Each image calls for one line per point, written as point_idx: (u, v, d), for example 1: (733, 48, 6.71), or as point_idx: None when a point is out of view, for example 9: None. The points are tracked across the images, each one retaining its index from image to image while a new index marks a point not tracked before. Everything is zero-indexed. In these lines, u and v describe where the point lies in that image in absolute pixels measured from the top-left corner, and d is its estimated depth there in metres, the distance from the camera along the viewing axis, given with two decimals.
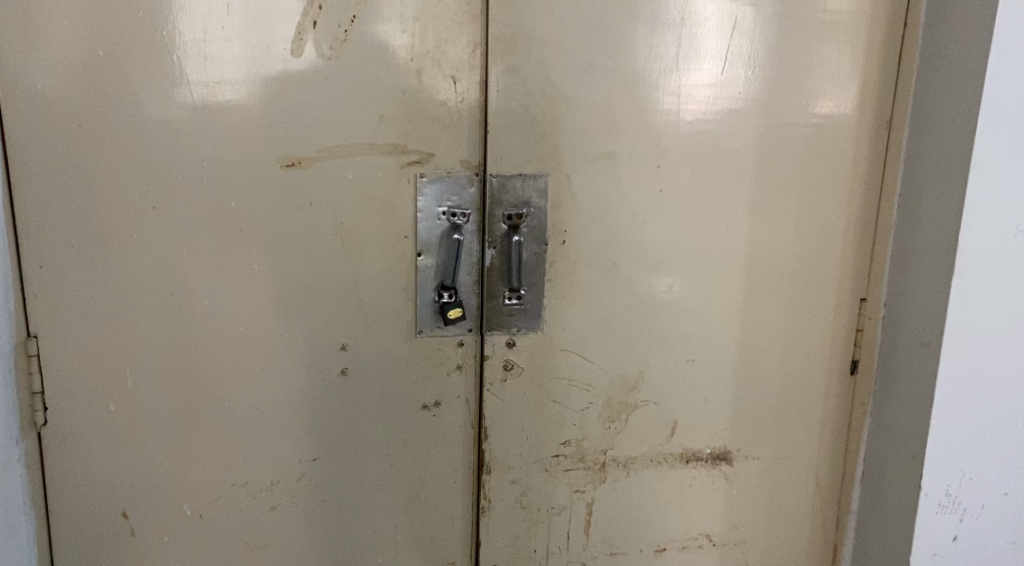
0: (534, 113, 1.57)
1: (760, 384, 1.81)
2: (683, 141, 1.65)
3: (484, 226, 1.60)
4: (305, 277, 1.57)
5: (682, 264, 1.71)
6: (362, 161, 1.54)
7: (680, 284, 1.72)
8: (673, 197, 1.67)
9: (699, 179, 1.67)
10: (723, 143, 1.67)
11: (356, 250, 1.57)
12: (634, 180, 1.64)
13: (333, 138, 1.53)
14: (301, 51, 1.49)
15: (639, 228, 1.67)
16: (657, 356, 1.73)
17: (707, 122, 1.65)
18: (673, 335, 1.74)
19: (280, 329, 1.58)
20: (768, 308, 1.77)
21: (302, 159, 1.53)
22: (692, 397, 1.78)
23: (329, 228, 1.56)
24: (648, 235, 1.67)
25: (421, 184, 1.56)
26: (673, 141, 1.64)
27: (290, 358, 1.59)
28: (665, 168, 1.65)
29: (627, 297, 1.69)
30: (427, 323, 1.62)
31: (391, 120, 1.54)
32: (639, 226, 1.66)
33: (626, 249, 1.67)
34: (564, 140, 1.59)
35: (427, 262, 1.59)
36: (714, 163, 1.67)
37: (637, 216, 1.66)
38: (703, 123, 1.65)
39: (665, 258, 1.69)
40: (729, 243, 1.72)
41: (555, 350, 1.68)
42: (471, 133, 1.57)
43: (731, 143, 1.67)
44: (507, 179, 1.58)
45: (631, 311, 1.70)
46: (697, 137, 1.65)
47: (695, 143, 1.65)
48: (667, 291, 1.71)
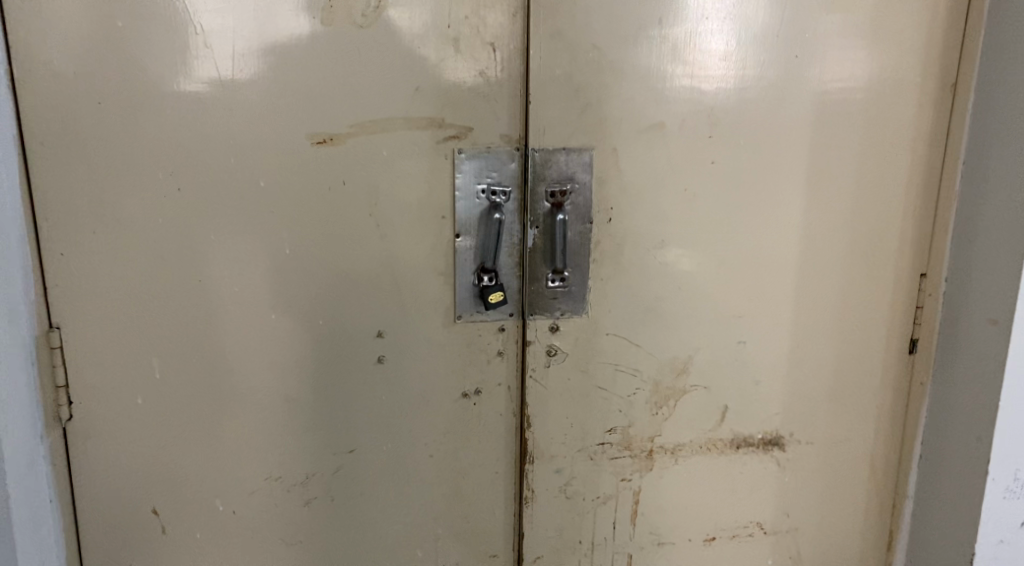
0: (579, 82, 1.47)
1: (815, 366, 1.72)
2: (737, 109, 1.55)
3: (526, 204, 1.51)
4: (339, 260, 1.48)
5: (734, 241, 1.62)
6: (396, 137, 1.45)
7: (732, 262, 1.63)
8: (726, 170, 1.57)
9: (753, 150, 1.57)
10: (778, 112, 1.57)
11: (391, 232, 1.49)
12: (685, 152, 1.54)
13: (366, 113, 1.44)
14: (331, 20, 1.40)
15: (689, 204, 1.57)
16: (707, 338, 1.65)
17: (762, 89, 1.55)
18: (723, 316, 1.65)
19: (313, 315, 1.50)
20: (824, 287, 1.68)
21: (333, 136, 1.44)
22: (743, 380, 1.69)
23: (363, 209, 1.47)
24: (699, 211, 1.58)
25: (459, 161, 1.47)
26: (726, 111, 1.54)
27: (324, 346, 1.51)
28: (717, 138, 1.55)
29: (676, 276, 1.60)
30: (467, 308, 1.54)
31: (427, 93, 1.44)
32: (689, 201, 1.57)
33: (675, 226, 1.58)
34: (610, 111, 1.49)
35: (466, 244, 1.51)
36: (769, 133, 1.57)
37: (687, 191, 1.57)
38: (757, 90, 1.55)
39: (716, 236, 1.60)
40: (783, 218, 1.63)
41: (600, 334, 1.60)
42: (511, 106, 1.47)
43: (786, 111, 1.57)
44: (549, 154, 1.49)
45: (679, 291, 1.62)
46: (750, 106, 1.55)
47: (750, 112, 1.55)
48: (718, 270, 1.62)
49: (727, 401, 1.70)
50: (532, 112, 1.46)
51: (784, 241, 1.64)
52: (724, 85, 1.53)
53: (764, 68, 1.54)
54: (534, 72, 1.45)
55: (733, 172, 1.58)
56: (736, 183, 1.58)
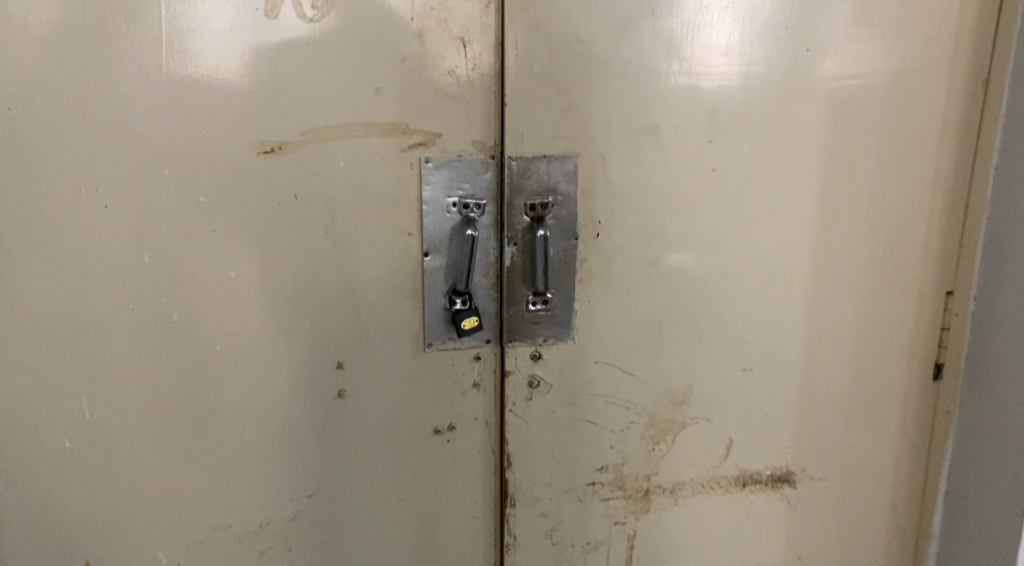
0: (561, 81, 1.30)
1: (830, 394, 1.55)
2: (741, 111, 1.37)
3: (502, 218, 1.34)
4: (291, 284, 1.31)
5: (738, 257, 1.44)
6: (354, 145, 1.28)
7: (736, 281, 1.46)
8: (729, 179, 1.40)
9: (759, 156, 1.40)
10: (787, 113, 1.39)
11: (351, 251, 1.32)
12: (683, 158, 1.37)
13: (319, 118, 1.26)
14: (277, 12, 1.22)
15: (688, 217, 1.40)
16: (709, 365, 1.48)
17: (769, 88, 1.38)
18: (726, 341, 1.48)
19: (264, 346, 1.33)
20: (839, 307, 1.51)
21: (282, 144, 1.26)
22: (748, 410, 1.53)
23: (318, 226, 1.30)
24: (699, 224, 1.41)
25: (426, 171, 1.30)
26: (728, 112, 1.37)
27: (277, 380, 1.35)
28: (719, 143, 1.38)
29: (674, 297, 1.43)
30: (438, 335, 1.37)
31: (388, 94, 1.27)
32: (689, 214, 1.40)
33: (673, 241, 1.41)
34: (597, 113, 1.32)
35: (436, 264, 1.34)
36: (776, 137, 1.40)
37: (686, 202, 1.39)
38: (764, 89, 1.38)
39: (719, 252, 1.43)
40: (793, 231, 1.45)
41: (588, 362, 1.43)
42: (485, 108, 1.30)
43: (796, 112, 1.40)
44: (529, 162, 1.31)
45: (677, 314, 1.45)
46: (756, 106, 1.38)
47: (756, 113, 1.38)
48: (720, 290, 1.45)
49: (731, 433, 1.53)
50: (508, 115, 1.29)
51: (794, 257, 1.47)
52: (726, 84, 1.36)
53: (771, 63, 1.37)
54: (510, 70, 1.27)
55: (737, 181, 1.41)
56: (740, 193, 1.41)
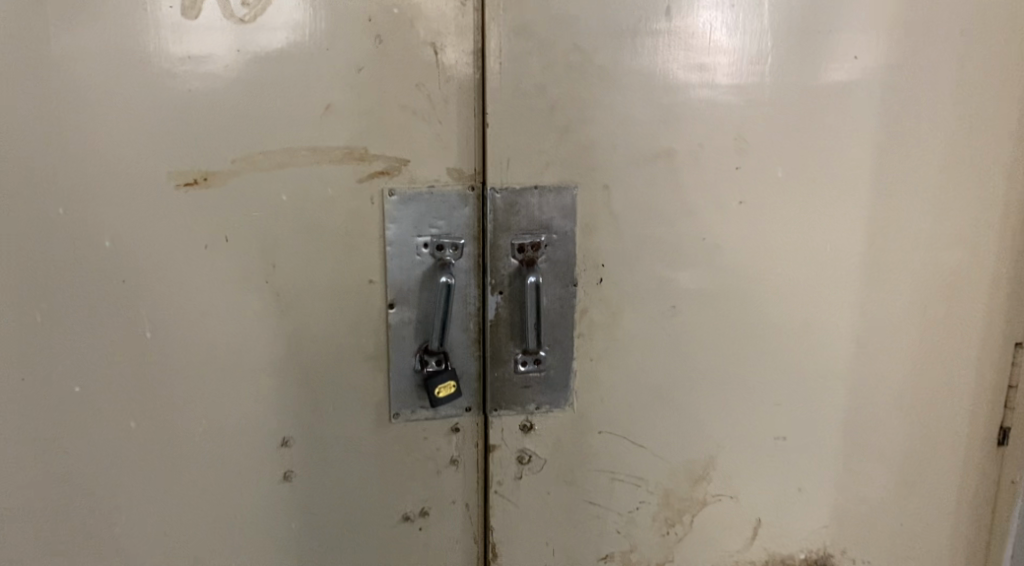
0: (557, 94, 1.04)
1: (878, 464, 1.30)
2: (773, 132, 1.13)
3: (484, 262, 1.09)
4: (223, 346, 1.06)
5: (769, 306, 1.20)
6: (300, 175, 1.02)
7: (767, 334, 1.21)
8: (759, 213, 1.16)
9: (795, 185, 1.16)
10: (829, 134, 1.15)
11: (297, 305, 1.06)
12: (704, 189, 1.13)
13: (254, 142, 1.01)
14: (198, 9, 0.97)
15: (709, 259, 1.16)
16: (732, 432, 1.25)
17: (807, 104, 1.14)
18: (755, 404, 1.24)
19: (191, 421, 1.08)
20: (889, 363, 1.26)
21: (208, 174, 1.01)
22: (779, 484, 1.28)
23: (256, 275, 1.05)
24: (724, 267, 1.17)
25: (389, 205, 1.04)
26: (758, 134, 1.13)
27: (208, 463, 1.10)
28: (746, 170, 1.14)
29: (692, 354, 1.20)
30: (406, 403, 1.12)
31: (341, 112, 1.01)
32: (711, 255, 1.16)
33: (691, 288, 1.16)
34: (600, 134, 1.07)
35: (404, 317, 1.09)
36: (816, 163, 1.16)
37: (707, 242, 1.15)
38: (801, 105, 1.13)
39: (747, 299, 1.19)
40: (835, 274, 1.21)
41: (590, 432, 1.19)
42: (463, 128, 1.04)
43: (840, 133, 1.16)
44: (516, 194, 1.06)
45: (696, 374, 1.21)
46: (792, 126, 1.14)
47: (791, 134, 1.14)
48: (747, 345, 1.21)
49: (759, 512, 1.29)
50: (491, 137, 1.04)
51: (835, 305, 1.23)
52: (756, 99, 1.12)
53: (809, 74, 1.13)
54: (493, 82, 1.02)
55: (769, 215, 1.16)
56: (772, 230, 1.17)
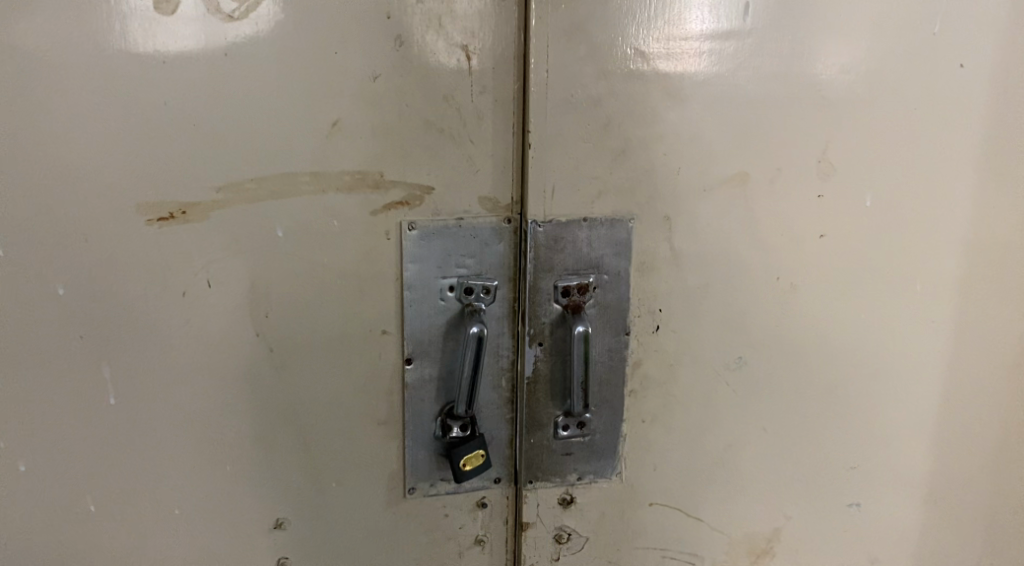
0: (612, 110, 0.86)
1: (965, 538, 1.12)
2: (861, 154, 0.95)
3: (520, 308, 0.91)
4: (204, 413, 0.87)
5: (848, 356, 1.02)
6: (300, 206, 0.83)
7: (843, 387, 1.04)
8: (842, 248, 0.98)
9: (885, 216, 0.98)
10: (927, 156, 0.97)
11: (295, 362, 0.87)
12: (780, 221, 0.95)
13: (243, 166, 0.82)
14: (174, 3, 0.78)
15: (783, 304, 0.98)
16: (802, 501, 1.07)
17: (902, 121, 0.95)
18: (829, 469, 1.07)
19: (164, 503, 0.89)
20: (983, 422, 1.08)
21: (186, 207, 0.82)
22: (851, 557, 1.11)
23: (245, 327, 0.86)
24: (799, 312, 0.99)
25: (408, 241, 0.86)
26: (844, 156, 0.95)
27: (185, 550, 0.91)
28: (830, 199, 0.96)
29: (758, 413, 1.02)
30: (425, 476, 0.94)
31: (352, 130, 0.82)
32: (785, 298, 0.98)
33: (761, 337, 0.98)
34: (662, 157, 0.89)
35: (424, 375, 0.90)
36: (910, 189, 0.98)
37: (782, 282, 0.97)
38: (895, 122, 0.95)
39: (823, 348, 1.01)
40: (926, 319, 1.03)
41: (639, 504, 1.01)
42: (499, 150, 0.86)
43: (941, 156, 0.97)
44: (561, 228, 0.88)
45: (764, 436, 1.03)
46: (883, 147, 0.96)
47: (883, 157, 0.96)
48: (821, 401, 1.04)
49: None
50: (533, 161, 0.85)
51: (924, 355, 1.04)
52: (843, 115, 0.94)
53: (907, 84, 0.94)
54: (537, 95, 0.84)
55: (853, 250, 0.98)
56: (856, 268, 0.99)
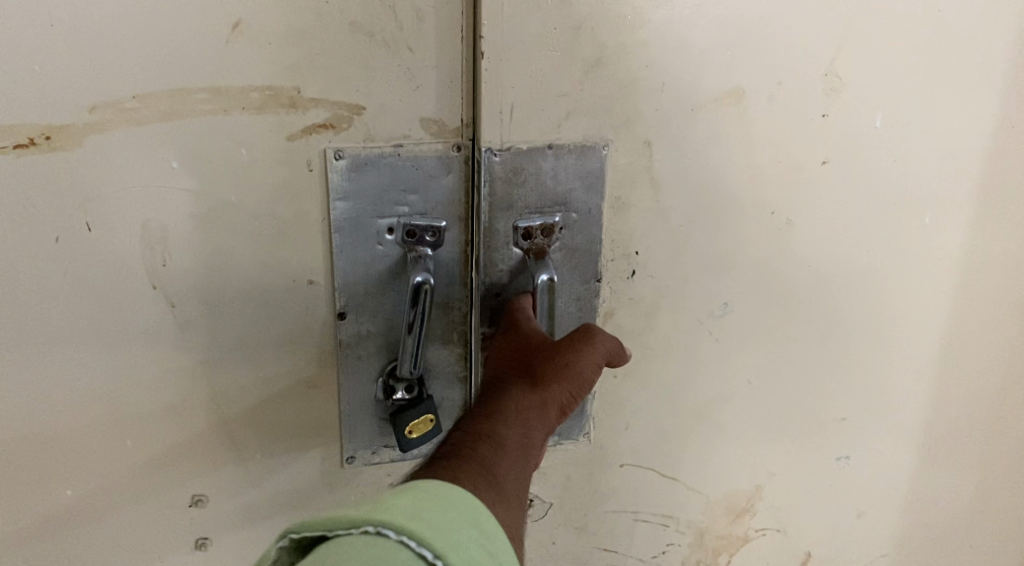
0: (584, 10, 0.70)
1: (956, 495, 1.01)
2: (875, 66, 0.79)
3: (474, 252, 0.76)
4: (95, 382, 0.72)
5: (847, 300, 0.89)
6: (198, 130, 0.66)
7: (834, 335, 0.90)
8: (847, 176, 0.83)
9: (895, 140, 0.83)
10: (950, 70, 0.81)
11: (203, 319, 0.72)
12: (778, 146, 0.80)
13: (122, 80, 0.64)
14: None
15: (774, 242, 0.84)
16: (788, 457, 0.95)
17: (927, 20, 0.79)
18: (820, 422, 0.94)
19: (54, 489, 0.74)
20: (989, 371, 0.96)
21: (51, 131, 0.64)
22: (837, 515, 1.00)
23: (138, 278, 0.70)
24: (795, 251, 0.85)
25: (336, 174, 0.70)
26: (855, 68, 0.79)
27: (82, 541, 0.76)
28: (835, 119, 0.81)
29: (741, 366, 0.89)
30: (365, 444, 0.80)
31: (258, 33, 0.65)
32: (778, 235, 0.84)
33: (751, 279, 0.85)
34: (643, 70, 0.74)
35: (359, 331, 0.76)
36: (928, 104, 0.82)
37: (776, 217, 0.83)
38: (916, 26, 0.79)
39: (817, 293, 0.87)
40: (932, 262, 0.89)
41: (609, 465, 0.90)
42: (445, 59, 0.69)
43: (967, 64, 0.81)
44: (522, 157, 0.73)
45: (750, 388, 0.90)
46: (900, 57, 0.80)
47: (900, 68, 0.80)
48: (811, 351, 0.90)
49: (811, 547, 1.01)
50: (487, 74, 0.70)
51: (930, 300, 0.91)
52: (857, 17, 0.77)
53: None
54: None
55: (857, 179, 0.83)
56: (862, 197, 0.84)
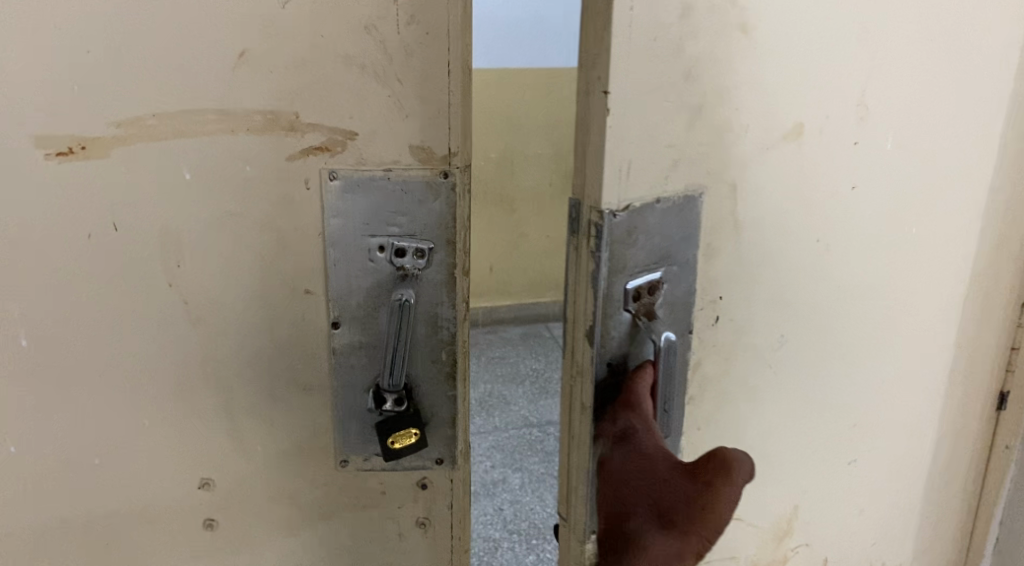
0: (689, 53, 0.69)
1: (926, 483, 1.06)
2: (895, 86, 0.83)
3: (575, 322, 0.71)
4: (116, 369, 0.80)
5: (874, 320, 0.91)
6: (209, 147, 0.74)
7: (848, 345, 0.90)
8: (868, 199, 0.86)
9: (910, 161, 0.87)
10: (952, 96, 0.88)
11: (212, 317, 0.80)
12: (818, 176, 0.81)
13: (145, 99, 0.72)
14: None
15: (811, 268, 0.84)
16: (819, 487, 0.94)
17: (935, 49, 0.85)
18: (843, 445, 0.94)
19: (75, 467, 0.81)
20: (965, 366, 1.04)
21: (84, 141, 0.73)
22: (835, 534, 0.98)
23: (156, 276, 0.78)
24: (830, 277, 0.86)
25: (329, 194, 0.76)
26: (881, 97, 0.82)
27: (100, 517, 0.83)
28: (863, 144, 0.83)
29: (782, 397, 0.88)
30: (357, 449, 0.85)
31: (261, 62, 0.72)
32: (807, 256, 0.84)
33: (796, 311, 0.85)
34: (715, 113, 0.72)
35: (351, 342, 0.81)
36: (937, 126, 0.88)
37: (818, 243, 0.84)
38: (927, 55, 0.84)
39: (837, 311, 0.88)
40: (943, 268, 0.95)
41: None
42: (434, 91, 0.74)
43: (964, 90, 0.89)
44: (636, 215, 0.70)
45: (797, 415, 0.89)
46: (912, 81, 0.84)
47: (915, 94, 0.85)
48: (835, 370, 0.90)
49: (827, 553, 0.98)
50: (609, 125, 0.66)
51: (937, 308, 0.97)
52: (882, 46, 0.80)
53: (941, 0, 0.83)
54: (614, 23, 0.63)
55: (881, 200, 0.87)
56: (884, 218, 0.88)
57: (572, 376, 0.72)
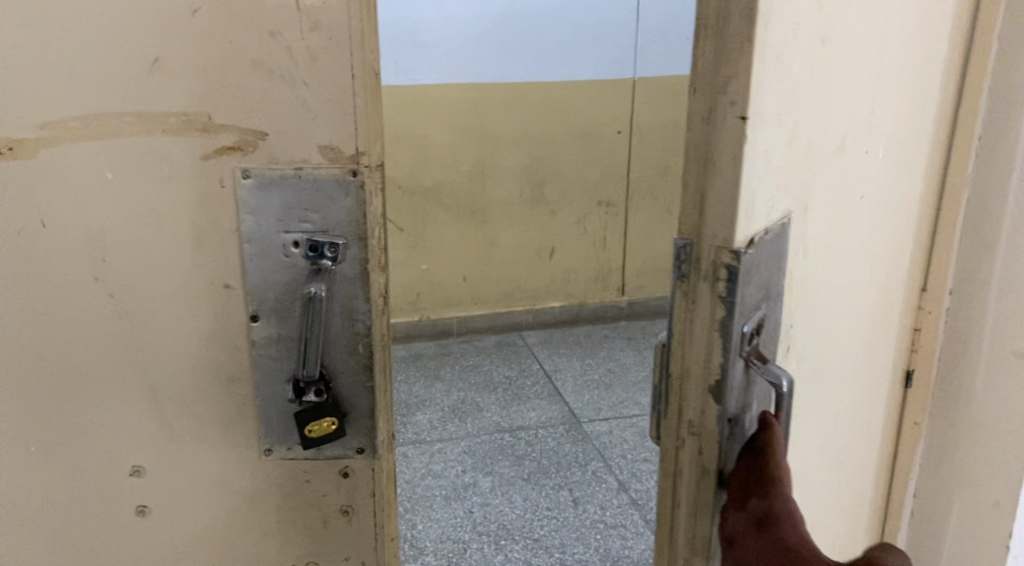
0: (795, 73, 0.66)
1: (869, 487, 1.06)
2: (895, 97, 0.85)
3: (688, 365, 0.68)
4: (46, 361, 0.83)
5: (852, 332, 0.90)
6: (127, 147, 0.78)
7: (836, 359, 0.88)
8: (851, 214, 0.83)
9: (878, 175, 0.86)
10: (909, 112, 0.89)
11: (138, 311, 0.83)
12: (827, 197, 0.77)
13: (67, 104, 0.77)
14: None
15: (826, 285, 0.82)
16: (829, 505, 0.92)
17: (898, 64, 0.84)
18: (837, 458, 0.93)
19: (9, 454, 0.85)
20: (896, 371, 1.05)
21: (13, 143, 0.77)
22: None
23: (83, 271, 0.81)
24: (829, 296, 0.83)
25: (243, 192, 0.81)
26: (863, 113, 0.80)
27: (35, 502, 0.87)
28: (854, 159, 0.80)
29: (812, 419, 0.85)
30: (279, 439, 0.89)
31: (172, 67, 0.77)
32: (820, 277, 0.80)
33: (815, 334, 0.82)
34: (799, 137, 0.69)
35: (270, 335, 0.85)
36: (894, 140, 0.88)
37: (825, 266, 0.80)
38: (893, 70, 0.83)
39: (836, 326, 0.86)
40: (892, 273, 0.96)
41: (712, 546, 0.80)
42: (339, 94, 0.79)
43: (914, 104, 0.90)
44: (755, 252, 0.65)
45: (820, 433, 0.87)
46: (885, 96, 0.83)
47: (885, 110, 0.84)
48: (841, 380, 0.90)
49: None
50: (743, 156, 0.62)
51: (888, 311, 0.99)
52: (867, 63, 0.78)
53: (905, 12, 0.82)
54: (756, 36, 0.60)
55: (857, 216, 0.85)
56: (860, 232, 0.86)
57: (690, 424, 0.69)
